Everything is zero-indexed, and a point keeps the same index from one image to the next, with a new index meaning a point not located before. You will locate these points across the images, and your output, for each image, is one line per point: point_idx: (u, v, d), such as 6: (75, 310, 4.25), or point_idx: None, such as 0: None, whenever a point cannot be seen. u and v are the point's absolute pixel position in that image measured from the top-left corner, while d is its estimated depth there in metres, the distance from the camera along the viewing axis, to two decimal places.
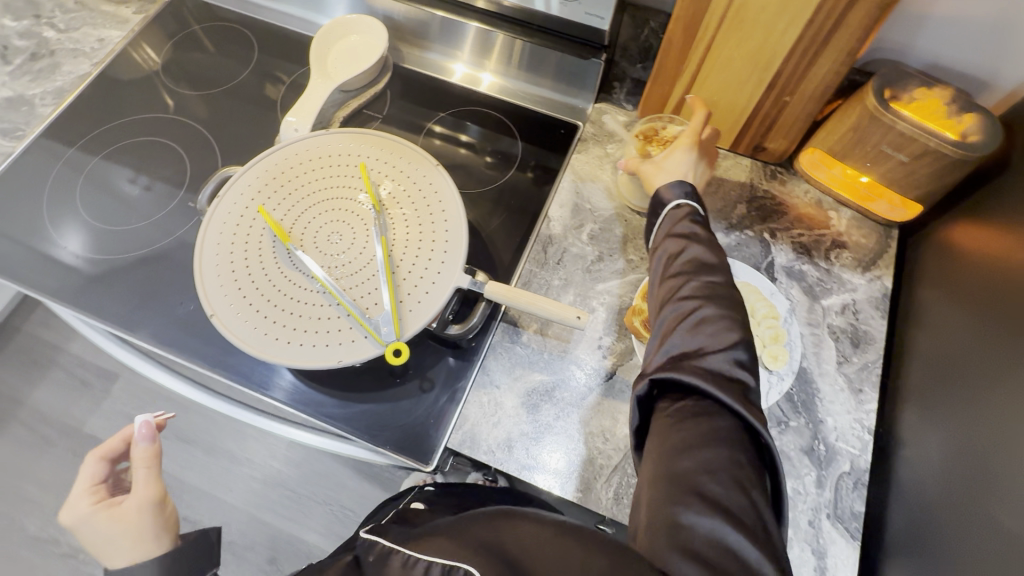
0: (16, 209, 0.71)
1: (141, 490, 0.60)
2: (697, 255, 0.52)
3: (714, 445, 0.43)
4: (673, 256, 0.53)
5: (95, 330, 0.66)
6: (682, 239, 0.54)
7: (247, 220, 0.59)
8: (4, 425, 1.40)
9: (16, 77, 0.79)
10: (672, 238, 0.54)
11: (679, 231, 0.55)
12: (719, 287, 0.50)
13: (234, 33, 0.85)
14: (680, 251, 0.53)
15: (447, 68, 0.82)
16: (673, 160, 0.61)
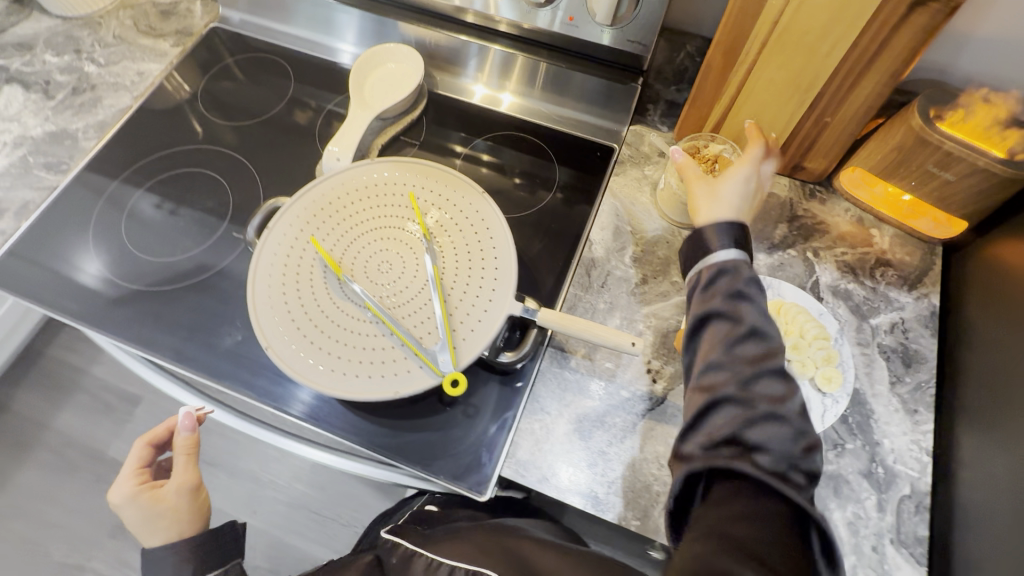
0: (62, 242, 0.72)
1: (180, 475, 0.65)
2: (750, 334, 0.46)
3: (767, 523, 0.38)
4: (720, 326, 0.47)
5: (134, 357, 0.67)
6: (732, 312, 0.47)
7: (298, 251, 0.59)
8: (30, 450, 1.39)
9: (59, 111, 0.80)
10: (720, 307, 0.48)
11: (729, 299, 0.48)
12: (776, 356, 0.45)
13: (268, 62, 0.86)
14: (730, 328, 0.47)
15: (467, 89, 0.82)
16: (730, 182, 0.55)
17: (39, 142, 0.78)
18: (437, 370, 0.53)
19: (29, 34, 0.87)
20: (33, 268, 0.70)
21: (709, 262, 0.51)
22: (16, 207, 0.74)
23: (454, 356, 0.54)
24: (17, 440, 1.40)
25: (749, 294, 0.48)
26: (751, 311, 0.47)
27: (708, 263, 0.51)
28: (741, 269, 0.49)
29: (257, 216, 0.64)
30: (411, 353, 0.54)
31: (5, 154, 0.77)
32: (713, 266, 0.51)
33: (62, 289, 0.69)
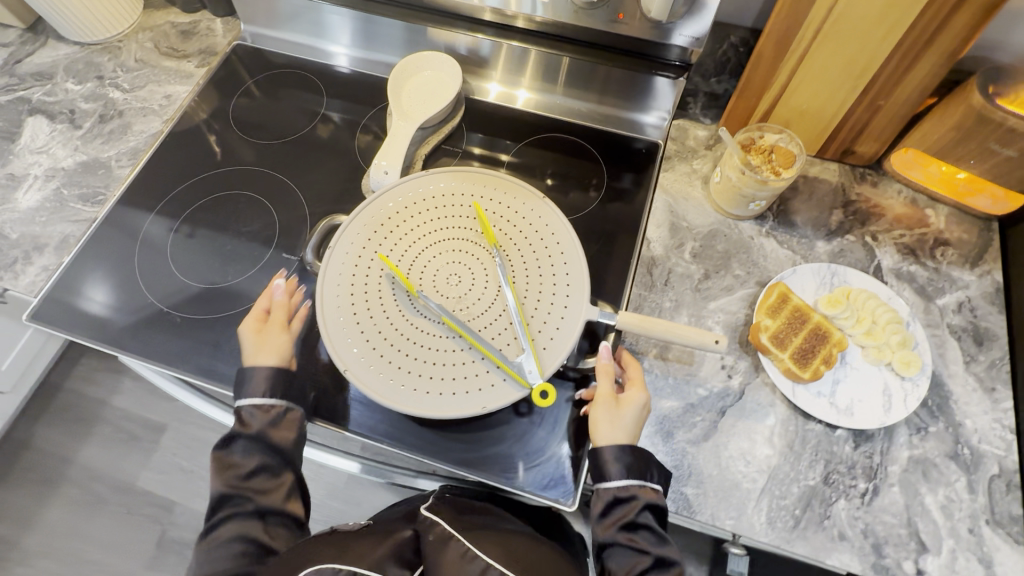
0: (104, 272, 0.70)
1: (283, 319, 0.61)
2: (653, 565, 0.49)
3: None
4: (627, 554, 0.50)
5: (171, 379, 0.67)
6: (633, 542, 0.50)
7: (363, 269, 0.58)
8: (55, 489, 1.31)
9: (88, 140, 0.78)
10: (620, 538, 0.51)
11: (626, 528, 0.51)
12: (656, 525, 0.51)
13: (295, 77, 0.85)
14: (634, 557, 0.50)
15: (481, 88, 0.82)
16: (625, 420, 0.53)
17: (72, 173, 0.76)
18: (524, 381, 0.52)
19: (46, 63, 0.85)
20: (74, 297, 0.68)
21: (609, 488, 0.52)
22: (55, 242, 0.71)
23: (539, 367, 0.53)
24: (39, 477, 1.32)
25: (641, 521, 0.51)
26: (649, 540, 0.50)
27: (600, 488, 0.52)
28: (639, 500, 0.51)
29: (313, 236, 0.66)
30: (493, 366, 0.54)
31: (38, 187, 0.74)
32: (609, 493, 0.52)
33: (110, 321, 0.68)
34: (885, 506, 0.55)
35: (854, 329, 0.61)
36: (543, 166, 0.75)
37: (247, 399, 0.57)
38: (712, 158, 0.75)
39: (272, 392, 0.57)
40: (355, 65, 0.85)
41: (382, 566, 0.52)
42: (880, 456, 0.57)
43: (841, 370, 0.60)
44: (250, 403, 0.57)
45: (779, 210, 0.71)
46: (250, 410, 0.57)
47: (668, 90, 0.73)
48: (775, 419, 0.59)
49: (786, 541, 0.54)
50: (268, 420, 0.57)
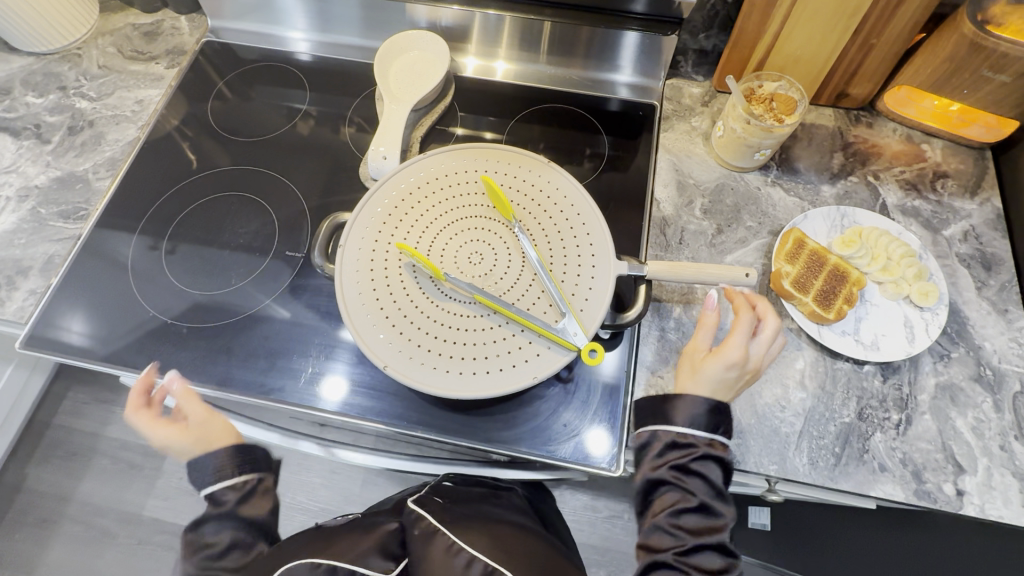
0: (101, 291, 0.68)
1: (197, 412, 0.58)
2: (698, 510, 0.48)
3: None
4: (673, 493, 0.49)
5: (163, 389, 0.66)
6: (682, 483, 0.49)
7: (381, 261, 0.57)
8: (53, 528, 1.23)
9: (60, 155, 0.74)
10: (669, 476, 0.49)
11: (680, 470, 0.49)
12: (713, 478, 0.49)
13: (272, 71, 0.82)
14: (682, 498, 0.48)
15: (457, 63, 0.79)
16: (706, 372, 0.51)
17: (47, 191, 0.72)
18: (570, 345, 0.53)
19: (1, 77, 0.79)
20: (76, 318, 0.66)
21: (670, 429, 0.50)
22: (40, 263, 0.68)
23: (582, 328, 0.53)
24: (36, 519, 1.24)
25: (698, 470, 0.49)
26: (700, 486, 0.48)
27: (662, 428, 0.51)
28: (699, 447, 0.49)
29: (320, 235, 0.62)
30: (534, 336, 0.54)
31: (12, 209, 0.71)
32: (668, 436, 0.50)
33: (116, 337, 0.65)
34: (919, 434, 0.56)
35: (870, 266, 0.61)
36: (535, 139, 0.74)
37: (213, 482, 0.56)
38: (710, 114, 0.75)
39: (239, 466, 0.56)
40: (316, 50, 0.83)
41: (365, 561, 0.51)
42: (909, 387, 0.58)
43: (862, 308, 0.61)
44: (219, 487, 0.56)
45: (781, 158, 0.71)
46: (223, 490, 0.56)
47: (636, 44, 0.72)
48: (804, 362, 0.59)
49: (830, 479, 0.55)
50: (239, 496, 0.56)
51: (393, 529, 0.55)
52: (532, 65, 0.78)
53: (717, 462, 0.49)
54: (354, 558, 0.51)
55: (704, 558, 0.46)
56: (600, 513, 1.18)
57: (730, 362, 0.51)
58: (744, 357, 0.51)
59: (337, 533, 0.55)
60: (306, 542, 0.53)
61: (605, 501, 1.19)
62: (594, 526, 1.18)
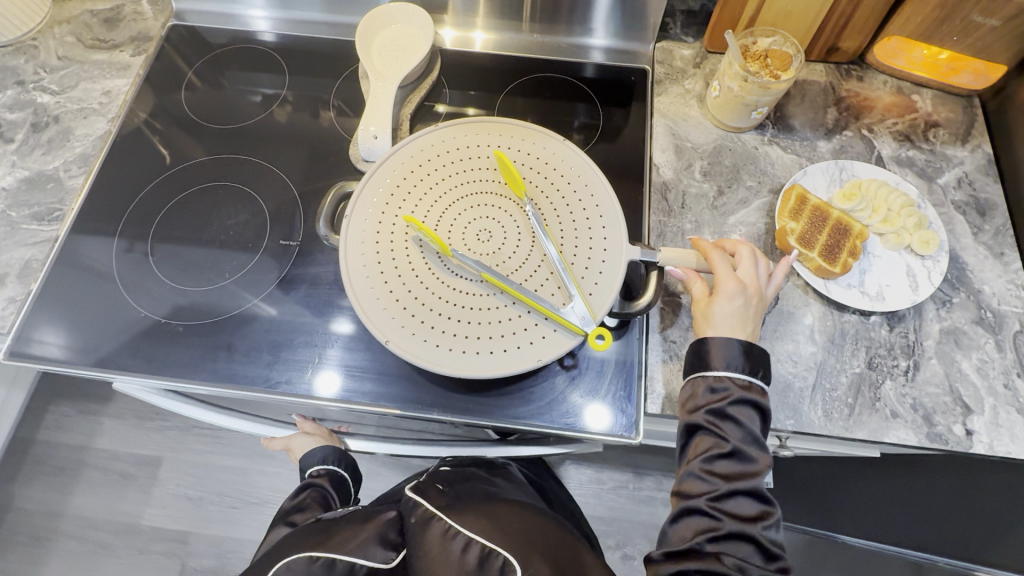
0: (87, 296, 0.65)
1: None
2: (732, 456, 0.48)
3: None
4: (707, 439, 0.49)
5: (165, 394, 0.64)
6: (717, 429, 0.49)
7: (387, 233, 0.56)
8: (48, 546, 1.19)
9: (26, 153, 0.70)
10: (704, 421, 0.50)
11: (715, 415, 0.50)
12: (747, 422, 0.49)
13: (245, 53, 0.78)
14: (716, 442, 0.49)
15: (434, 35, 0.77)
16: (719, 313, 0.52)
17: (16, 193, 0.68)
18: (577, 329, 0.52)
19: None
20: (63, 324, 0.63)
21: (706, 376, 0.51)
22: (17, 269, 0.65)
23: (590, 312, 0.52)
24: (29, 537, 1.19)
25: (733, 415, 0.49)
26: (736, 432, 0.49)
27: (699, 374, 0.51)
28: (735, 393, 0.50)
29: (325, 207, 0.63)
30: (542, 318, 0.53)
31: None
32: (705, 383, 0.51)
33: (108, 341, 0.63)
34: (927, 378, 0.57)
35: (871, 219, 0.62)
36: (524, 112, 0.72)
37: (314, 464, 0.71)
38: (702, 76, 0.74)
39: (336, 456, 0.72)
40: (278, 28, 0.79)
41: (364, 552, 0.52)
42: (915, 334, 0.59)
43: (866, 260, 0.61)
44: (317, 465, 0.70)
45: (776, 117, 0.70)
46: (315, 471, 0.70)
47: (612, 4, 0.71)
48: (812, 317, 0.60)
49: (844, 429, 0.56)
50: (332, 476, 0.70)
51: (391, 516, 0.55)
52: (513, 34, 0.76)
53: (752, 406, 0.50)
54: (352, 548, 0.51)
55: (736, 499, 0.47)
56: (605, 484, 1.20)
57: (733, 301, 0.52)
58: (739, 293, 0.53)
59: (337, 522, 0.55)
60: (306, 533, 0.54)
61: (610, 472, 1.20)
62: (601, 497, 1.19)
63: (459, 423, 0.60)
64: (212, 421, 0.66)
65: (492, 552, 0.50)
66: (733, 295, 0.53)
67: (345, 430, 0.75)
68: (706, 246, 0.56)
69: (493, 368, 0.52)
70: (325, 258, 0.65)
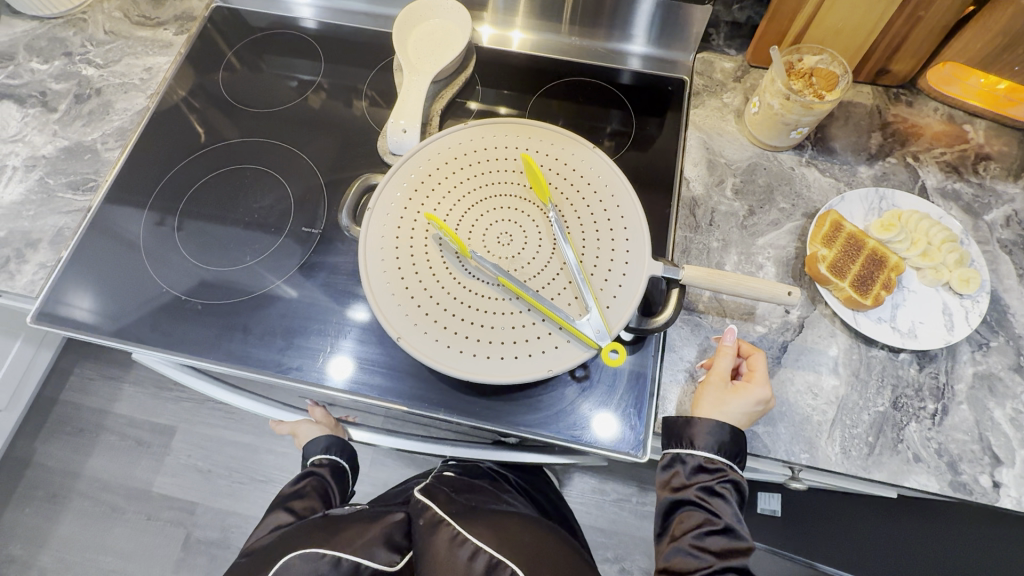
0: (113, 266, 0.66)
1: None
2: (723, 531, 0.51)
3: None
4: (698, 514, 0.52)
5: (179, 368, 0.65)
6: (708, 505, 0.52)
7: (407, 230, 0.56)
8: (63, 503, 1.23)
9: (67, 124, 0.72)
10: (695, 497, 0.52)
11: (705, 491, 0.52)
12: (734, 497, 0.52)
13: (284, 39, 0.79)
14: (707, 518, 0.51)
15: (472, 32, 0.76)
16: (735, 405, 0.51)
17: (55, 161, 0.70)
18: (591, 342, 0.51)
19: (4, 42, 0.77)
20: (88, 291, 0.65)
21: (697, 455, 0.53)
22: (49, 236, 0.67)
23: (605, 326, 0.51)
24: (46, 493, 1.23)
25: (723, 492, 0.52)
26: (726, 509, 0.51)
27: (689, 453, 0.53)
28: (726, 471, 0.52)
29: (349, 198, 0.63)
30: (556, 327, 0.52)
31: (19, 179, 0.69)
32: (696, 460, 0.53)
33: (130, 310, 0.64)
34: (955, 424, 0.55)
35: (909, 251, 0.59)
36: (556, 115, 0.71)
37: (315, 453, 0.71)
38: (742, 91, 0.72)
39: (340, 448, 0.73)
40: (320, 16, 0.79)
41: (369, 551, 0.52)
42: (946, 375, 0.56)
43: (899, 294, 0.59)
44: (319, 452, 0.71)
45: (817, 137, 0.68)
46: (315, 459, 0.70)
47: (655, 11, 0.69)
48: (838, 349, 0.58)
49: (861, 469, 0.53)
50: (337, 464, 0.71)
51: (398, 519, 0.56)
52: (553, 35, 0.75)
53: (738, 483, 0.52)
54: (356, 549, 0.52)
55: None
56: (608, 496, 1.18)
57: (754, 405, 0.51)
58: (764, 402, 0.52)
59: (345, 519, 0.56)
60: (314, 529, 0.54)
61: (613, 484, 1.18)
62: (603, 508, 1.18)
63: (464, 425, 0.59)
64: (224, 399, 0.67)
65: (499, 564, 0.49)
66: (757, 399, 0.51)
67: (351, 420, 0.75)
68: (749, 351, 0.55)
69: (502, 374, 0.52)
70: (345, 248, 0.66)
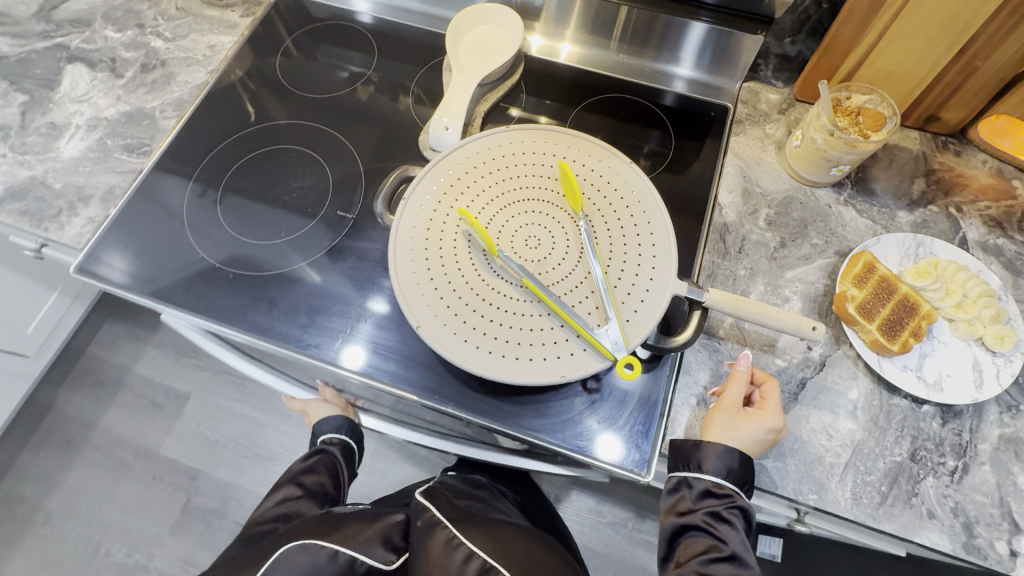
0: (156, 228, 0.69)
1: None
2: (729, 559, 0.50)
3: None
4: (704, 539, 0.51)
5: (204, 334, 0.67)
6: (714, 530, 0.51)
7: (439, 223, 0.57)
8: (76, 452, 1.27)
9: (131, 90, 0.76)
10: (701, 521, 0.51)
11: (712, 516, 0.51)
12: (742, 524, 0.51)
13: (341, 30, 0.82)
14: (713, 544, 0.50)
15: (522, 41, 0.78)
16: (746, 431, 0.50)
17: (115, 124, 0.74)
18: (608, 353, 0.51)
19: (84, 9, 0.82)
20: (130, 249, 0.67)
21: (705, 479, 0.52)
22: (101, 193, 0.70)
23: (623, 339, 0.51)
24: (61, 441, 1.27)
25: (731, 519, 0.51)
26: (732, 535, 0.50)
27: (696, 477, 0.52)
28: (734, 497, 0.51)
29: (386, 187, 0.65)
30: (573, 335, 0.53)
31: (81, 137, 0.73)
32: (704, 484, 0.52)
33: (165, 271, 0.66)
34: (975, 484, 0.53)
35: (943, 301, 0.58)
36: (595, 129, 0.72)
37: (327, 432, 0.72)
38: (785, 123, 0.72)
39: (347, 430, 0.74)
40: (377, 11, 0.82)
41: (367, 549, 0.52)
42: (970, 434, 0.55)
43: (928, 344, 0.57)
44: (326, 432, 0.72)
45: (857, 177, 0.67)
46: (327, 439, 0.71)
47: (705, 38, 0.70)
48: (858, 392, 0.56)
49: (871, 518, 0.52)
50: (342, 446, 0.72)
51: (398, 520, 0.56)
52: (601, 51, 0.76)
53: (745, 510, 0.51)
54: (354, 545, 0.52)
55: None
56: (604, 517, 1.16)
57: (765, 433, 0.50)
58: (776, 431, 0.51)
59: (346, 514, 0.56)
60: (314, 521, 0.55)
61: (610, 506, 1.17)
62: (597, 529, 1.16)
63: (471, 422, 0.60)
64: (240, 368, 0.69)
65: (492, 570, 0.50)
66: (768, 428, 0.51)
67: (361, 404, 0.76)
68: (764, 379, 0.54)
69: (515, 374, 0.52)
70: (375, 235, 0.67)
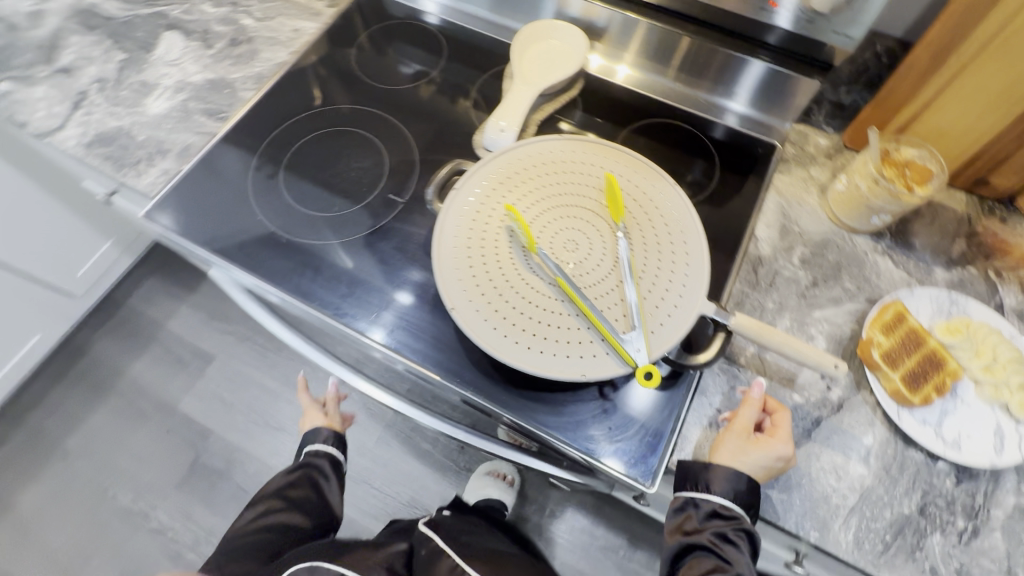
0: (222, 187, 0.74)
1: None
2: None
3: None
4: (710, 559, 0.52)
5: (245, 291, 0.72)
6: (719, 550, 0.52)
7: (484, 215, 0.60)
8: (104, 395, 1.33)
9: (218, 61, 0.83)
10: (707, 541, 0.53)
11: (718, 536, 0.52)
12: (747, 545, 0.52)
13: (416, 30, 0.87)
14: (718, 565, 0.52)
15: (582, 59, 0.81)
16: (755, 456, 0.51)
17: (199, 90, 0.80)
18: (630, 360, 0.53)
19: None
20: (195, 203, 0.73)
21: (713, 501, 0.53)
22: (178, 149, 0.76)
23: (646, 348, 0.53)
24: (92, 381, 1.34)
25: (737, 540, 0.52)
26: (738, 556, 0.51)
27: (703, 498, 0.53)
28: (740, 519, 0.52)
29: (440, 176, 0.68)
30: (598, 338, 0.55)
31: (167, 97, 0.79)
32: (711, 506, 0.53)
33: (223, 228, 0.71)
34: (983, 548, 0.52)
35: (971, 361, 0.58)
36: (642, 150, 0.75)
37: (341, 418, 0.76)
38: (831, 168, 0.73)
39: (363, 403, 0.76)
40: (450, 15, 0.87)
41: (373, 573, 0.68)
42: (984, 497, 0.54)
43: (951, 402, 0.57)
44: None
45: (898, 229, 0.68)
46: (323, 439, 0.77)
47: (761, 77, 0.72)
48: (873, 439, 0.56)
49: (871, 564, 0.52)
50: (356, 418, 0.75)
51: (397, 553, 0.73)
52: (657, 77, 0.79)
53: (751, 532, 0.52)
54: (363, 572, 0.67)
55: None
56: (596, 539, 1.16)
57: (773, 459, 0.51)
58: (784, 458, 0.52)
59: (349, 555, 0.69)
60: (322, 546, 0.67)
61: (604, 529, 1.16)
62: (588, 550, 1.15)
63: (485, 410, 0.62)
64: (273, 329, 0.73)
65: None
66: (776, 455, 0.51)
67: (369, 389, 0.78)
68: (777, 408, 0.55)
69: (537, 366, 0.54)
70: (421, 222, 0.71)
